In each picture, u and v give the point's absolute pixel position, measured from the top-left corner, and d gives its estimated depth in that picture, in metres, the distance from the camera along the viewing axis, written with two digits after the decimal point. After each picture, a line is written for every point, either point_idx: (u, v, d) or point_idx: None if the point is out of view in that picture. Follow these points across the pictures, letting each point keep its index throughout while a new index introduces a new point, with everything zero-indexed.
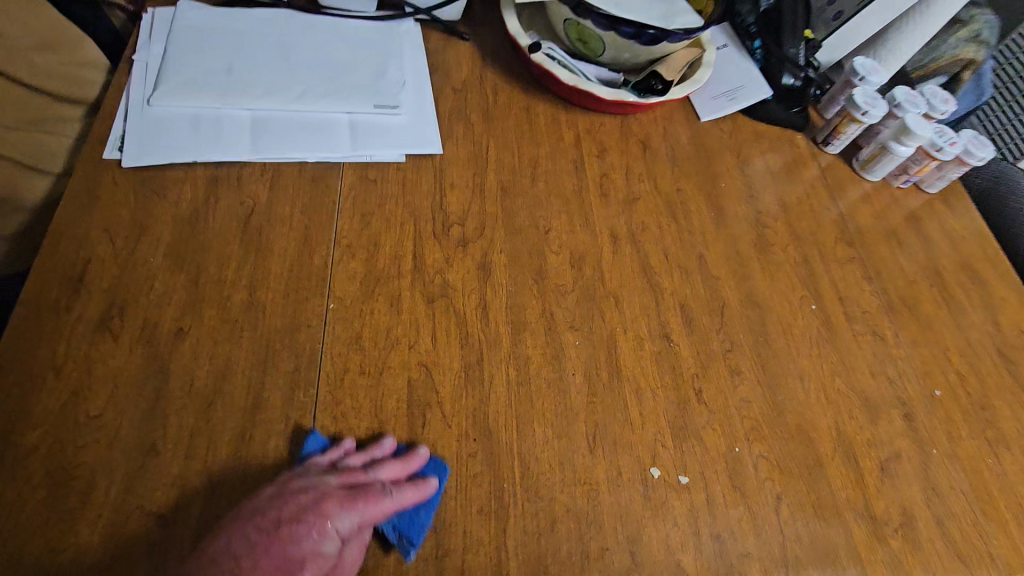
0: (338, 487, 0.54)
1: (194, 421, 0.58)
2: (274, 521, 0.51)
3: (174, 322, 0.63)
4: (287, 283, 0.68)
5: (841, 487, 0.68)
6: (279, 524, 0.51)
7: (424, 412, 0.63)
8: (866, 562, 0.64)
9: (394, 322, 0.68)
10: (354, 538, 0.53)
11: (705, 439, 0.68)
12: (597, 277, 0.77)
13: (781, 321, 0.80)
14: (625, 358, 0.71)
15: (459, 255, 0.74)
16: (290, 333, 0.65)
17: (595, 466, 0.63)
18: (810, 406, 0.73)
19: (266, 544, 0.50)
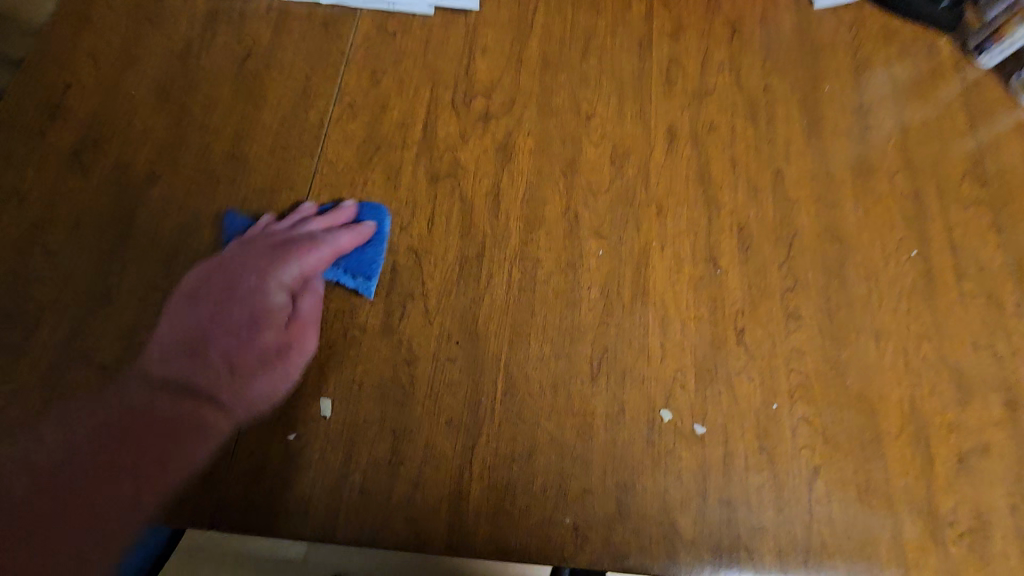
0: (249, 272, 0.50)
1: (153, 274, 0.52)
2: (210, 337, 0.48)
3: (147, 163, 0.56)
4: (276, 139, 0.59)
5: (899, 473, 0.55)
6: (220, 314, 0.49)
7: (404, 304, 0.54)
8: (911, 564, 0.52)
9: (388, 198, 0.58)
10: (305, 295, 0.51)
11: (736, 387, 0.56)
12: (640, 180, 0.63)
13: (866, 265, 0.64)
14: (656, 279, 0.59)
15: (478, 132, 0.63)
16: (270, 195, 0.57)
17: (595, 397, 0.53)
18: (880, 372, 0.59)
19: (207, 346, 0.48)
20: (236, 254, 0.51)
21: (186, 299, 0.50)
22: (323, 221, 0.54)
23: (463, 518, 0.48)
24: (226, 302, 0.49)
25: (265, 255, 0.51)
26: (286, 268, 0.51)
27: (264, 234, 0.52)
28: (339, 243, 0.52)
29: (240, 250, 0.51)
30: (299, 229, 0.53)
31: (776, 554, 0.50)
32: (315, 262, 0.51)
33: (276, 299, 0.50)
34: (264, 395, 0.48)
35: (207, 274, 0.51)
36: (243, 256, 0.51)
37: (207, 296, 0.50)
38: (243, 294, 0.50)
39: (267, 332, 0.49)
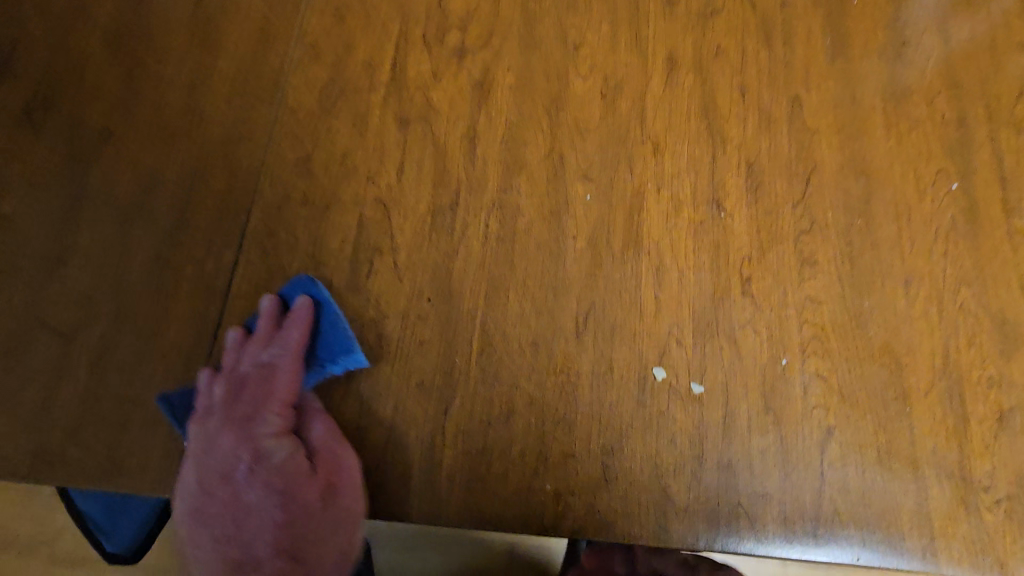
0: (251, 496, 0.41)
1: (108, 235, 0.50)
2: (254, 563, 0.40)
3: (100, 119, 0.53)
4: (234, 86, 0.55)
5: (927, 434, 0.49)
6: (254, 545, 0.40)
7: (372, 260, 0.50)
8: (937, 534, 0.46)
9: (354, 146, 0.53)
10: (307, 424, 0.44)
11: (739, 341, 0.50)
12: (635, 115, 0.57)
13: (896, 201, 0.56)
14: (651, 226, 0.53)
15: (452, 69, 0.57)
16: (229, 147, 0.53)
17: (580, 354, 0.49)
18: (909, 322, 0.52)
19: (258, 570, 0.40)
20: (207, 461, 0.42)
21: (187, 521, 0.42)
22: (260, 333, 0.46)
23: (435, 485, 0.45)
24: (221, 493, 0.41)
25: (237, 421, 0.43)
26: (261, 422, 0.43)
27: (219, 406, 0.44)
28: (296, 346, 0.45)
29: (209, 448, 0.42)
30: (244, 362, 0.45)
31: (780, 522, 0.46)
32: (283, 383, 0.44)
33: (285, 452, 0.42)
34: (342, 530, 0.42)
35: (195, 495, 0.41)
36: (214, 446, 0.42)
37: (209, 506, 0.41)
38: (233, 469, 0.42)
39: (279, 476, 0.41)
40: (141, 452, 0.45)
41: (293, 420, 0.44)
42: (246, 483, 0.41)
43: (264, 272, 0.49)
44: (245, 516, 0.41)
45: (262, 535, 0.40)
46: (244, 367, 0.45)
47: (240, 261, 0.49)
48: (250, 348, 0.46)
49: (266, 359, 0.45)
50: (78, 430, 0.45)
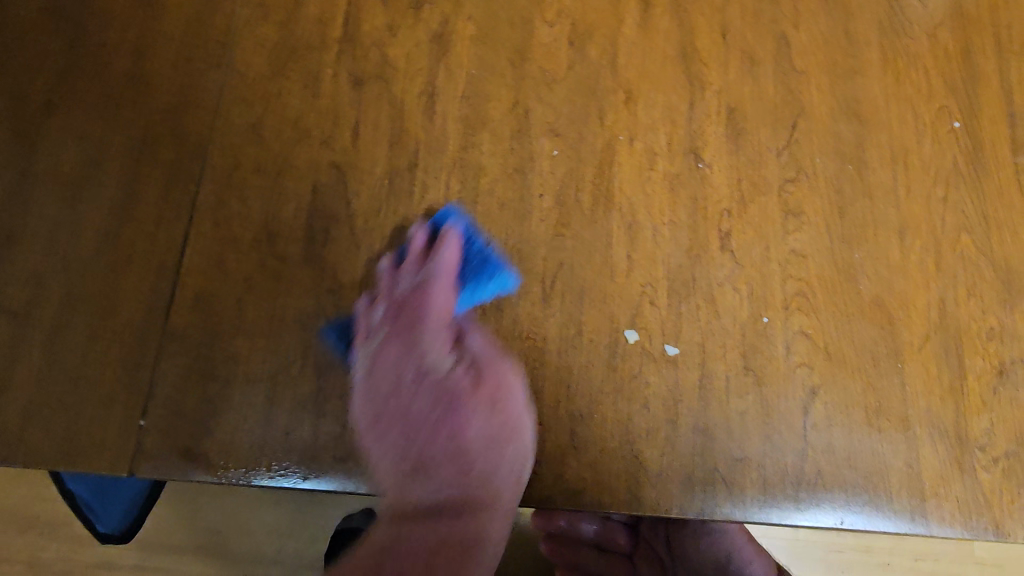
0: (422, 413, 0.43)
1: (57, 211, 0.48)
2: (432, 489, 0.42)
3: (44, 92, 0.51)
4: (180, 50, 0.52)
5: (920, 391, 0.46)
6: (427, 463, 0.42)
7: (328, 227, 0.48)
8: (928, 495, 0.44)
9: (307, 108, 0.51)
10: (470, 349, 0.44)
11: (717, 299, 0.47)
12: (605, 62, 0.53)
13: (892, 144, 0.52)
14: (624, 181, 0.50)
15: (409, 21, 0.53)
16: (177, 115, 0.50)
17: (547, 319, 0.46)
18: (904, 273, 0.48)
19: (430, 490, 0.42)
20: (373, 382, 0.43)
21: (364, 434, 0.42)
22: (415, 254, 0.46)
23: None
24: (392, 405, 0.43)
25: (400, 340, 0.44)
26: (427, 341, 0.44)
27: (379, 330, 0.45)
28: (453, 270, 0.45)
29: (377, 368, 0.43)
30: (400, 283, 0.45)
31: (760, 486, 0.43)
32: (442, 304, 0.45)
33: (451, 376, 0.43)
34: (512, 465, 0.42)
35: (367, 407, 0.43)
36: (377, 370, 0.43)
37: (383, 426, 0.42)
38: (402, 394, 0.43)
39: (447, 395, 0.43)
40: (95, 432, 0.43)
41: (452, 335, 0.45)
42: (417, 409, 0.43)
43: (215, 244, 0.47)
44: (418, 442, 0.42)
45: (438, 455, 0.42)
46: (402, 284, 0.45)
47: (191, 233, 0.47)
48: (404, 269, 0.46)
49: (419, 277, 0.45)
50: (31, 412, 0.43)
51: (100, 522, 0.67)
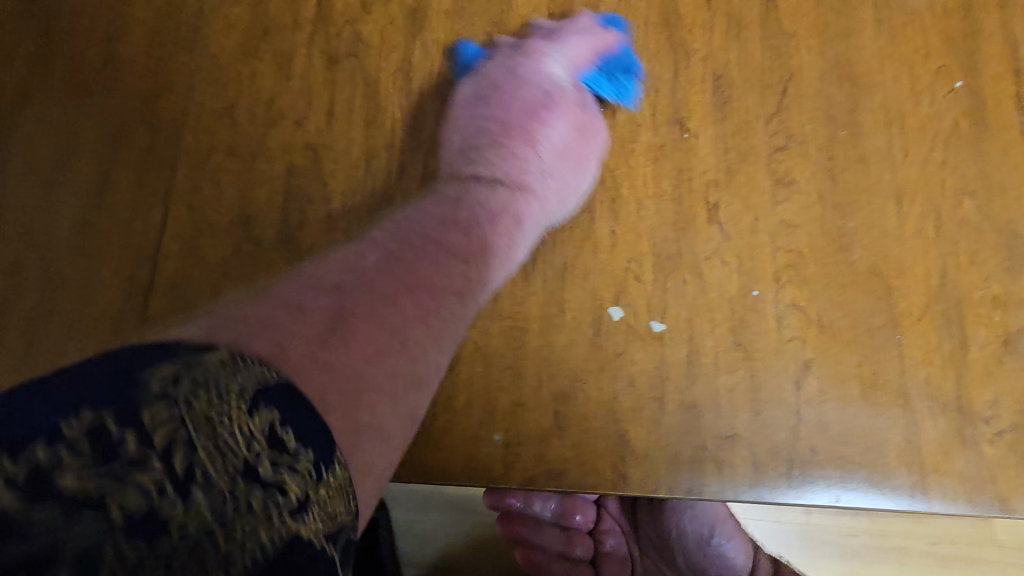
0: (479, 207, 0.45)
1: (34, 201, 0.48)
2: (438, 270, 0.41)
3: (19, 86, 0.51)
4: (152, 35, 0.51)
5: (920, 363, 0.44)
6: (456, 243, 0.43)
7: (303, 208, 0.47)
8: (927, 470, 0.42)
9: (280, 89, 0.50)
10: (538, 203, 0.46)
11: (705, 273, 0.45)
12: (586, 31, 0.51)
13: (888, 107, 0.49)
14: (607, 154, 0.48)
15: None
16: (150, 101, 0.50)
17: (528, 298, 0.45)
18: (902, 240, 0.46)
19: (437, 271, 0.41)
20: (487, 134, 0.47)
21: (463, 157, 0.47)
22: (569, 117, 0.48)
23: None
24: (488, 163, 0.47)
25: (508, 150, 0.47)
26: (520, 166, 0.47)
27: (499, 107, 0.48)
28: (576, 146, 0.48)
29: (482, 136, 0.47)
30: (532, 97, 0.48)
31: (751, 464, 0.42)
32: (554, 142, 0.48)
33: (511, 195, 0.45)
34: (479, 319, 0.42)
35: (468, 149, 0.47)
36: (494, 137, 0.48)
37: (480, 153, 0.47)
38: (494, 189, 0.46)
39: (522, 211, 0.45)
40: None
41: (550, 168, 0.47)
42: (501, 209, 0.45)
43: (190, 230, 0.47)
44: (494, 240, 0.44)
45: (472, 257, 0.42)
46: (531, 92, 0.48)
47: (166, 220, 0.47)
48: (542, 79, 0.49)
49: (543, 107, 0.48)
50: None
51: None
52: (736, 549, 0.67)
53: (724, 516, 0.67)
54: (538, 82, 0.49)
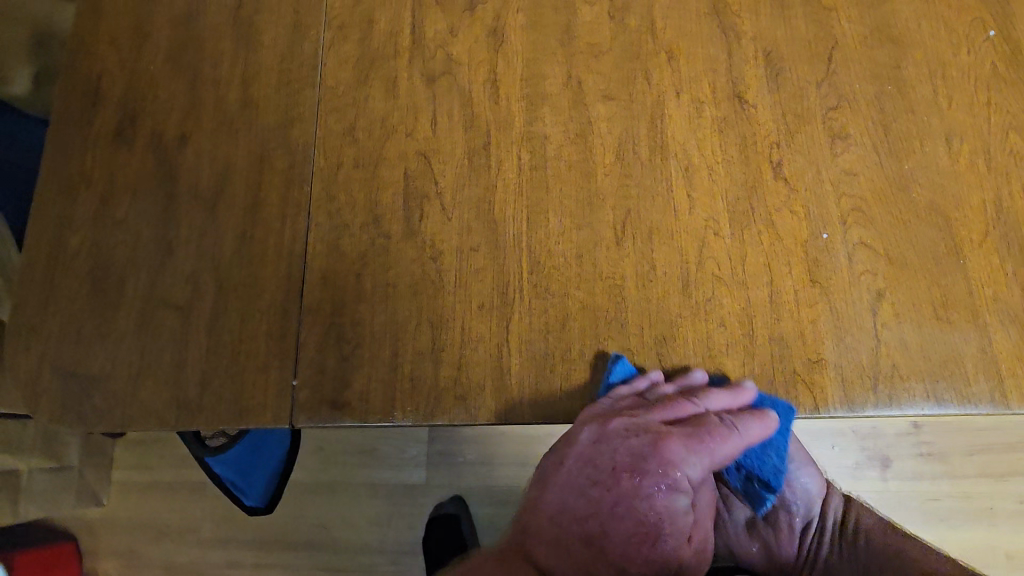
0: (663, 424, 0.47)
1: (202, 222, 0.58)
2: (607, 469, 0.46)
3: (178, 128, 0.61)
4: (280, 76, 0.61)
5: (985, 282, 0.48)
6: (616, 471, 0.46)
7: (422, 205, 0.55)
8: (1005, 377, 0.47)
9: (391, 109, 0.59)
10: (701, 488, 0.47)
11: (777, 223, 0.52)
12: (645, 28, 0.58)
13: (930, 61, 0.55)
14: (676, 132, 0.55)
15: (467, 22, 0.61)
16: (285, 131, 0.60)
17: (623, 260, 0.52)
18: (956, 176, 0.51)
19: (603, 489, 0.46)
20: (589, 457, 0.47)
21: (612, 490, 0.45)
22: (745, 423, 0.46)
23: (505, 389, 0.50)
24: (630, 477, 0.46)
25: (609, 514, 0.45)
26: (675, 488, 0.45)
27: (626, 463, 0.46)
28: (749, 433, 0.46)
29: (577, 496, 0.46)
30: (691, 506, 0.46)
31: (839, 383, 0.47)
32: (653, 564, 0.43)
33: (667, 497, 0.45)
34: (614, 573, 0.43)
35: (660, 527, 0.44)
36: (580, 476, 0.47)
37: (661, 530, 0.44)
38: (610, 541, 0.44)
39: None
40: (258, 394, 0.53)
41: (629, 553, 0.43)
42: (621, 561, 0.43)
43: (332, 232, 0.56)
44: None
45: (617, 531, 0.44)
46: (681, 503, 0.45)
47: (310, 227, 0.56)
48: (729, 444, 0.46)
49: (683, 496, 0.45)
50: (208, 383, 0.54)
51: (249, 491, 0.89)
52: (810, 476, 0.69)
53: (803, 454, 0.67)
54: (653, 486, 0.45)
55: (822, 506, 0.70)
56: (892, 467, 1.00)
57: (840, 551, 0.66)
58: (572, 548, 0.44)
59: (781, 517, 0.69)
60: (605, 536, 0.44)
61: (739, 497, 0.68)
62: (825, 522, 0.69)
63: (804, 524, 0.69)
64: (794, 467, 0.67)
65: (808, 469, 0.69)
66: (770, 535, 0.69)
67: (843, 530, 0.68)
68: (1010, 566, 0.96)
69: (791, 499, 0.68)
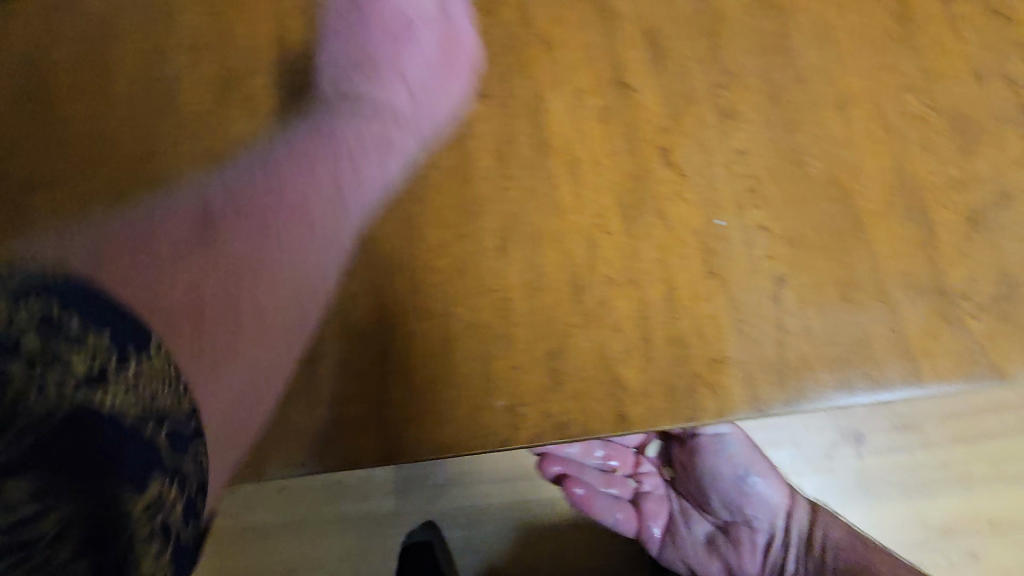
0: (356, 118, 0.54)
1: None
2: (326, 153, 0.51)
3: (19, 169, 0.55)
4: (131, 104, 0.56)
5: (893, 256, 0.45)
6: (336, 151, 0.51)
7: None
8: (920, 357, 0.43)
9: (254, 129, 0.54)
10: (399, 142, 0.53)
11: (669, 214, 0.48)
12: (519, 18, 0.54)
13: (817, 25, 0.51)
14: (558, 125, 0.51)
15: (330, 29, 0.56)
16: (139, 164, 0.54)
17: (507, 270, 0.48)
18: (853, 145, 0.48)
19: (338, 163, 0.50)
20: (351, 55, 0.56)
21: (339, 163, 0.50)
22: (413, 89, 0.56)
23: (390, 427, 0.46)
24: (359, 158, 0.51)
25: (374, 135, 0.53)
26: (395, 142, 0.53)
27: (398, 29, 0.58)
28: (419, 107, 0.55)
29: (303, 173, 0.48)
30: (424, 96, 0.55)
31: (744, 382, 0.44)
32: (382, 175, 0.51)
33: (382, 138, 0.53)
34: (321, 200, 0.48)
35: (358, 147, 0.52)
36: (349, 58, 0.56)
37: (359, 168, 0.51)
38: (368, 117, 0.54)
39: (358, 167, 0.51)
40: None
41: (358, 189, 0.50)
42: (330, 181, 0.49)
43: None
44: (354, 210, 0.49)
45: (336, 173, 0.50)
46: (433, 52, 0.56)
47: None
48: (457, 52, 0.54)
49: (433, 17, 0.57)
50: None
51: None
52: (772, 488, 0.74)
53: (755, 458, 0.73)
54: (408, 49, 0.58)
55: (786, 520, 0.75)
56: (866, 441, 0.87)
57: (807, 565, 0.73)
58: (292, 172, 0.48)
59: (743, 532, 0.77)
60: (309, 170, 0.49)
61: (703, 515, 0.78)
62: (790, 537, 0.74)
63: (767, 541, 0.76)
64: (752, 483, 0.74)
65: (768, 483, 0.74)
66: (732, 552, 0.77)
67: (809, 547, 0.73)
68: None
69: (753, 515, 0.75)
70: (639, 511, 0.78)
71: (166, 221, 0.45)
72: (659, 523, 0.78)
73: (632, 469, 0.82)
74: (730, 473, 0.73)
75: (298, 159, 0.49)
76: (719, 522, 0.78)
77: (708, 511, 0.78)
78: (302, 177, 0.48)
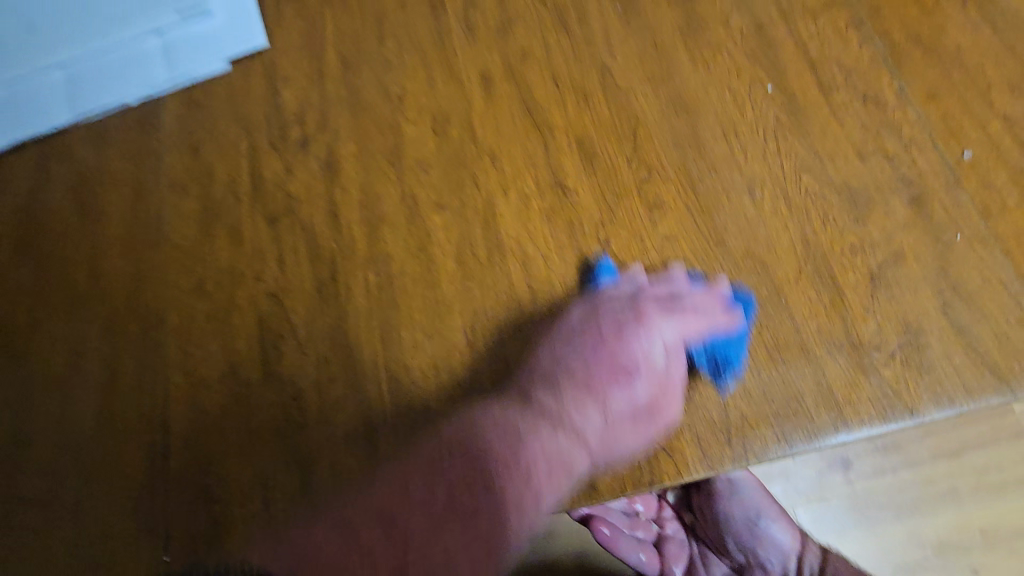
0: (608, 381, 0.50)
1: (58, 405, 0.56)
2: (591, 419, 0.49)
3: (26, 313, 0.60)
4: (127, 244, 0.62)
5: (811, 317, 0.51)
6: (588, 390, 0.50)
7: (277, 345, 0.56)
8: (845, 405, 0.49)
9: (237, 256, 0.60)
10: (644, 377, 0.50)
11: (613, 298, 0.54)
12: (467, 136, 0.62)
13: (722, 121, 0.60)
14: (508, 228, 0.58)
15: (300, 159, 0.63)
16: (135, 298, 0.60)
17: (475, 364, 0.54)
18: (764, 222, 0.55)
19: (581, 428, 0.48)
20: (586, 342, 0.51)
21: (579, 394, 0.49)
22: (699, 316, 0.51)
23: None
24: (599, 384, 0.50)
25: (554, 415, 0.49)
26: (621, 395, 0.50)
27: (632, 316, 0.52)
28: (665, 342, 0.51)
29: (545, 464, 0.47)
30: (643, 433, 0.49)
31: (696, 445, 0.49)
32: (563, 479, 0.47)
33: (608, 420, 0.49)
34: (539, 462, 0.47)
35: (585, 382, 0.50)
36: (578, 350, 0.51)
37: (573, 390, 0.50)
38: (616, 310, 0.52)
39: (579, 437, 0.48)
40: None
41: (603, 431, 0.49)
42: (563, 454, 0.48)
43: (192, 388, 0.56)
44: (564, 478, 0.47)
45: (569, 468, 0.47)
46: (640, 391, 0.49)
47: (168, 388, 0.56)
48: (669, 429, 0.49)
49: (661, 363, 0.50)
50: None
51: None
52: (782, 530, 0.84)
53: (769, 501, 0.84)
54: (637, 340, 0.51)
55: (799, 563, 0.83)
56: (854, 467, 0.98)
57: None
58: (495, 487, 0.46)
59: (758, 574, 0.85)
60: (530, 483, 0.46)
61: (720, 558, 0.88)
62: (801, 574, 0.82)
63: None
64: (765, 525, 0.83)
65: (779, 524, 0.84)
66: None
67: None
68: (986, 543, 0.94)
69: (765, 557, 0.84)
70: (661, 554, 0.88)
71: (408, 520, 0.44)
72: (680, 565, 0.88)
73: (655, 514, 0.90)
74: (745, 516, 0.83)
75: (538, 419, 0.49)
76: (735, 566, 0.87)
77: (724, 553, 0.86)
78: (473, 447, 0.47)
